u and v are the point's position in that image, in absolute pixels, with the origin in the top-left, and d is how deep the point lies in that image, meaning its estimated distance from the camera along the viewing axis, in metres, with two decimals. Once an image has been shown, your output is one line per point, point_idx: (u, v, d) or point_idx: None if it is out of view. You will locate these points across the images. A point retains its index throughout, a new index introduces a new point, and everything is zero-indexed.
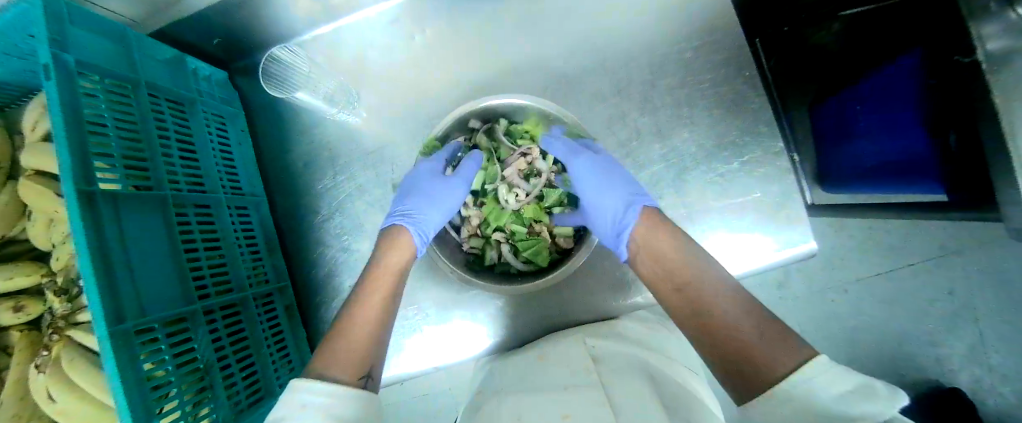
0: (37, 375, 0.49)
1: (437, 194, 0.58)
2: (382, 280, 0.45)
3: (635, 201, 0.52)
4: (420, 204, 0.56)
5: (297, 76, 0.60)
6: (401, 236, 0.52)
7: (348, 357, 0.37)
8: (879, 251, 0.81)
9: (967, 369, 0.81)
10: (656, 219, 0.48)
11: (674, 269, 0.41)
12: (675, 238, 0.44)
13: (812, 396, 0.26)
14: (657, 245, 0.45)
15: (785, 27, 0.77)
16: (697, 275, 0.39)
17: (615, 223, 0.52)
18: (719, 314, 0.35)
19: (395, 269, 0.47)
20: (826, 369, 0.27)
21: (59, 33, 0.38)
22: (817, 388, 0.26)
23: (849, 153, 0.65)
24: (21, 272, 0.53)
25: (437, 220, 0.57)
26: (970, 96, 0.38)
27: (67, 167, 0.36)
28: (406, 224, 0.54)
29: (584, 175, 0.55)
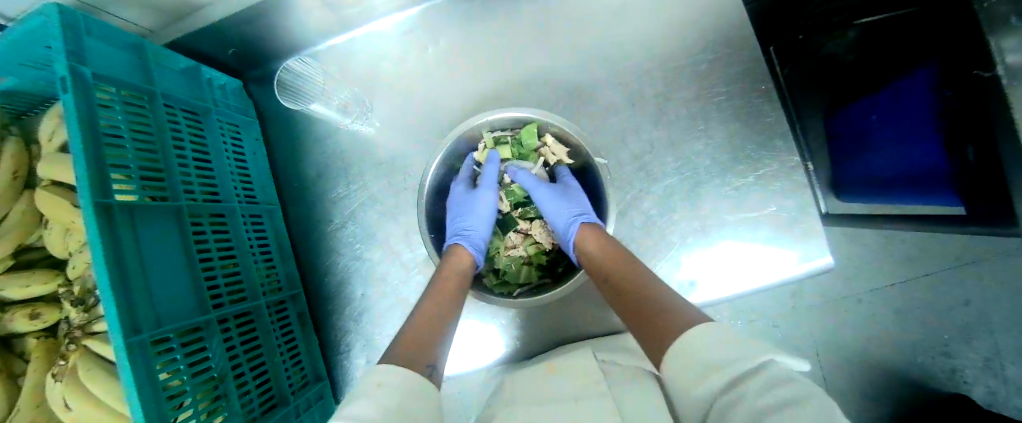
0: (54, 384, 0.49)
1: (470, 207, 0.60)
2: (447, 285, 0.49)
3: (577, 216, 0.54)
4: (464, 222, 0.58)
5: (315, 89, 0.62)
6: (457, 250, 0.54)
7: (415, 349, 0.39)
8: (892, 262, 0.80)
9: (980, 382, 0.80)
10: (601, 236, 0.50)
11: (606, 269, 0.46)
12: (599, 238, 0.50)
13: (706, 351, 0.29)
14: (595, 259, 0.48)
15: (800, 34, 0.76)
16: (621, 269, 0.44)
17: (563, 235, 0.56)
18: (634, 293, 0.40)
19: (454, 274, 0.51)
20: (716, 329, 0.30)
21: (74, 45, 0.38)
22: (708, 344, 0.29)
23: (867, 164, 0.64)
24: (37, 281, 0.53)
25: (486, 230, 0.59)
26: (988, 109, 0.38)
27: (84, 179, 0.36)
28: (462, 241, 0.57)
29: (544, 197, 0.57)
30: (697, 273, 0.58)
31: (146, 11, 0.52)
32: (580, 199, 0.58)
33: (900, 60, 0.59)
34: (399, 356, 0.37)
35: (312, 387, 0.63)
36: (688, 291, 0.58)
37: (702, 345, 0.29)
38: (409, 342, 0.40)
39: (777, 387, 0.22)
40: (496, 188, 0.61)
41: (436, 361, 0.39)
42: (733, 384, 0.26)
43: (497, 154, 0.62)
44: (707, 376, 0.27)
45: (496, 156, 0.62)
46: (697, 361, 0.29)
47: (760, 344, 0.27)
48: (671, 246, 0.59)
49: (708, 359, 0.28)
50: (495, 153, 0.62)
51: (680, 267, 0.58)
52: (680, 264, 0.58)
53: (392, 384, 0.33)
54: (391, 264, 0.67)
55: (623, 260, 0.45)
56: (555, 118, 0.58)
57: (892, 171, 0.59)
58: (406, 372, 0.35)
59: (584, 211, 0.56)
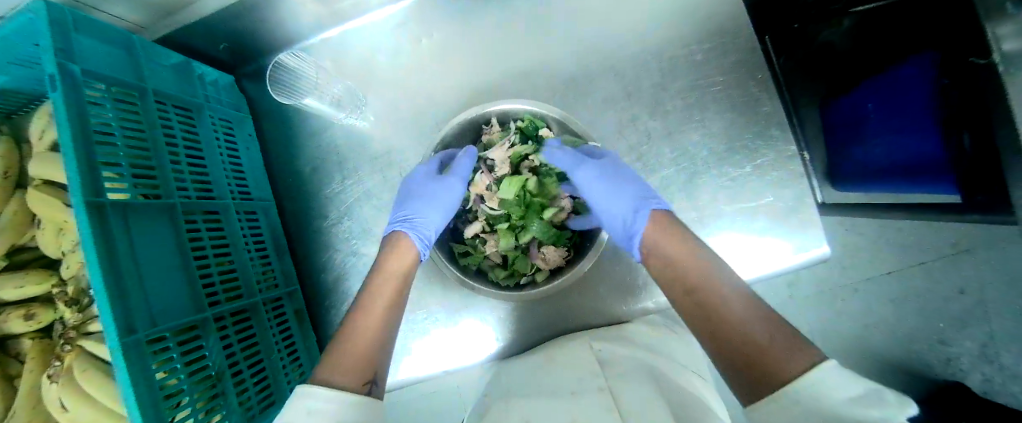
0: (50, 384, 0.49)
1: (428, 195, 0.56)
2: (386, 285, 0.44)
3: (644, 202, 0.49)
4: (418, 209, 0.55)
5: (310, 83, 0.60)
6: (398, 241, 0.51)
7: (355, 361, 0.36)
8: (888, 252, 0.80)
9: (976, 369, 0.80)
10: (673, 225, 0.45)
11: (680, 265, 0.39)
12: (659, 224, 0.46)
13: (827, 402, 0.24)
14: (672, 256, 0.41)
15: (795, 24, 0.76)
16: (701, 268, 0.37)
17: (627, 226, 0.50)
18: (719, 303, 0.34)
19: (397, 273, 0.46)
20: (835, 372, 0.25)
21: (63, 42, 0.38)
22: (832, 395, 0.24)
23: (860, 152, 0.64)
24: (30, 282, 0.53)
25: (438, 222, 0.56)
26: (984, 99, 0.38)
27: (75, 178, 0.35)
28: (405, 229, 0.53)
29: (590, 182, 0.52)
30: None
31: (135, 6, 0.51)
32: (636, 182, 0.53)
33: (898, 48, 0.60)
34: (340, 371, 0.35)
35: None
36: None
37: (823, 395, 0.24)
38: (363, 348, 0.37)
39: None
40: (465, 181, 0.57)
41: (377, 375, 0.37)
42: None
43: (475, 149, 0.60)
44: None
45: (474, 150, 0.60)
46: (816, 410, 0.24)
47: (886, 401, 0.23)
48: None
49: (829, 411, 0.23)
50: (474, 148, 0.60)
51: None
52: None
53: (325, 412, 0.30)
54: None
55: (699, 256, 0.39)
56: (555, 112, 0.58)
57: (884, 159, 0.59)
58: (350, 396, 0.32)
59: (647, 196, 0.51)
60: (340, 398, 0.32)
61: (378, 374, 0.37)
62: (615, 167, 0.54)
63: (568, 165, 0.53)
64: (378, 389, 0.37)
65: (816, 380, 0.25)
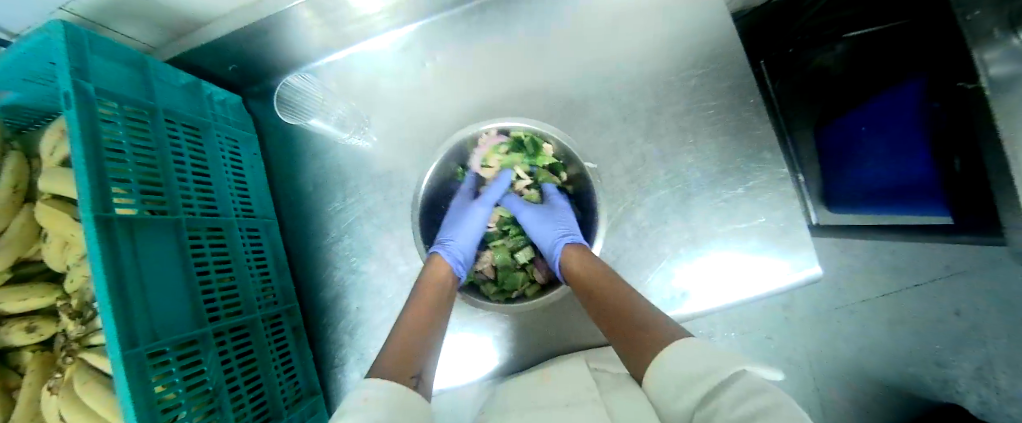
0: (50, 396, 0.49)
1: (461, 221, 0.61)
2: (426, 295, 0.50)
3: (564, 237, 0.57)
4: (451, 233, 0.59)
5: (312, 102, 0.63)
6: (434, 260, 0.54)
7: (396, 363, 0.40)
8: (881, 273, 0.82)
9: (973, 392, 0.80)
10: (583, 256, 0.53)
11: (597, 284, 0.48)
12: (581, 254, 0.53)
13: (684, 366, 0.32)
14: (583, 277, 0.50)
15: (790, 49, 0.79)
16: (608, 284, 0.47)
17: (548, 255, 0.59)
18: (619, 316, 0.43)
19: (434, 285, 0.51)
20: (693, 345, 0.33)
21: (79, 61, 0.39)
22: (686, 358, 0.32)
23: (860, 175, 0.65)
24: (35, 294, 0.54)
25: (468, 245, 0.58)
26: (972, 123, 0.39)
27: (86, 193, 0.36)
28: (439, 249, 0.56)
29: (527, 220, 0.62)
30: (690, 284, 0.58)
31: (147, 27, 0.53)
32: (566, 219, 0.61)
33: (877, 74, 0.62)
34: (385, 370, 0.39)
35: (306, 401, 0.63)
36: (680, 301, 0.58)
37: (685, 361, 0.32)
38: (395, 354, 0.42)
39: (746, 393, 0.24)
40: (490, 206, 0.62)
41: (419, 373, 0.41)
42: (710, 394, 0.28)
43: (507, 175, 0.65)
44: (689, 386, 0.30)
45: (506, 177, 0.65)
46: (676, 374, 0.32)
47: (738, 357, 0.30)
48: (663, 258, 0.59)
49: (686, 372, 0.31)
50: (504, 174, 0.65)
51: (672, 278, 0.59)
52: (673, 275, 0.59)
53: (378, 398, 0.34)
54: (387, 277, 0.67)
55: (608, 276, 0.48)
56: (543, 126, 0.61)
57: (886, 183, 0.60)
58: (391, 386, 0.36)
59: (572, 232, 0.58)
60: (381, 386, 0.35)
61: (421, 374, 0.41)
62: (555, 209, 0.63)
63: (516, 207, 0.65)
64: (421, 387, 0.41)
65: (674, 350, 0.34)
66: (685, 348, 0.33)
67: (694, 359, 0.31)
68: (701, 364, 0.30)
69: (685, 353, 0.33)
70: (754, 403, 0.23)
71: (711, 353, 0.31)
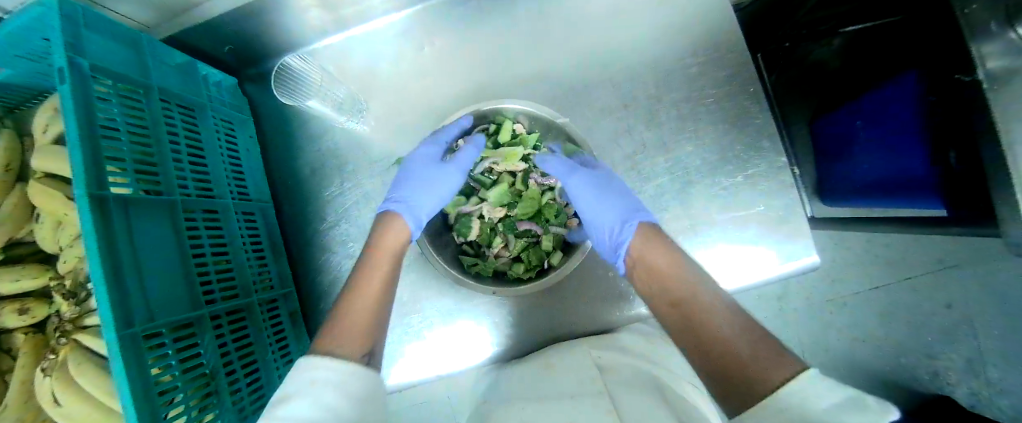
0: (43, 378, 0.49)
1: (430, 180, 0.58)
2: (381, 261, 0.45)
3: (632, 217, 0.52)
4: (415, 192, 0.56)
5: (310, 88, 0.62)
6: (394, 220, 0.52)
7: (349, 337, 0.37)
8: (875, 265, 0.83)
9: (963, 384, 0.81)
10: (659, 239, 0.47)
11: (667, 279, 0.40)
12: (656, 239, 0.47)
13: (806, 409, 0.24)
14: (658, 265, 0.43)
15: (785, 43, 0.76)
16: (687, 283, 0.39)
17: (614, 238, 0.53)
18: (706, 320, 0.34)
19: (390, 251, 0.47)
20: (816, 382, 0.25)
21: (73, 37, 0.38)
22: (813, 402, 0.24)
23: (851, 168, 0.66)
24: (27, 276, 0.53)
25: (431, 208, 0.57)
26: (968, 114, 0.40)
27: (79, 171, 0.36)
28: (399, 209, 0.54)
29: (582, 189, 0.55)
30: None
31: (142, 7, 0.52)
32: (627, 196, 0.55)
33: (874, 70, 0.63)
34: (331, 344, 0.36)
35: None
36: None
37: (798, 401, 0.24)
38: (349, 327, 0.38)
39: None
40: (464, 173, 0.60)
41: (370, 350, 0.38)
42: None
43: (483, 140, 0.61)
44: None
45: (481, 141, 0.61)
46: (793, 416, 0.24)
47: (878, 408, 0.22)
48: None
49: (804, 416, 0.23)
50: (480, 138, 0.61)
51: None
52: None
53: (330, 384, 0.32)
54: None
55: (690, 271, 0.40)
56: (540, 108, 0.60)
57: (875, 176, 0.60)
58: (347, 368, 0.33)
59: (637, 211, 0.53)
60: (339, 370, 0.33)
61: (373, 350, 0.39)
62: (610, 181, 0.57)
63: (560, 172, 0.57)
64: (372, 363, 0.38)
65: (793, 389, 0.25)
66: (806, 385, 0.25)
67: (815, 403, 0.24)
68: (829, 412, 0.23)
69: (805, 393, 0.25)
70: None
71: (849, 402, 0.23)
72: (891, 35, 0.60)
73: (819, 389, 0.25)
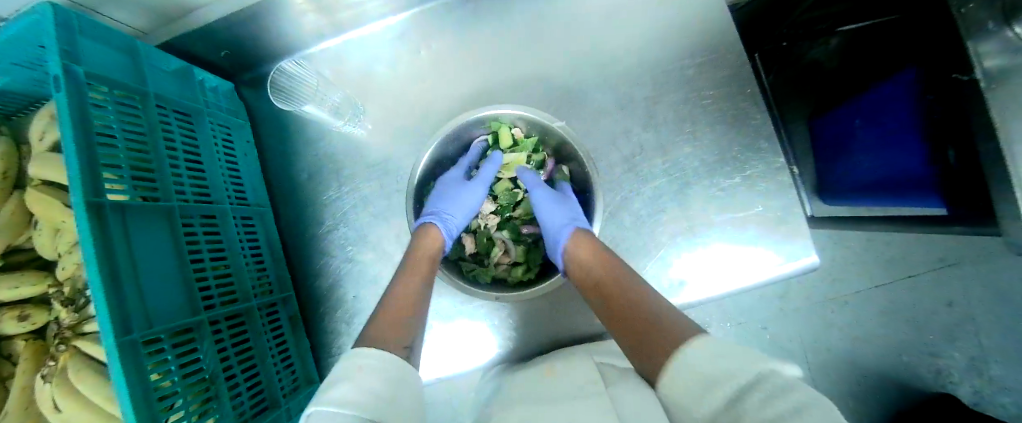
0: (43, 384, 0.49)
1: (459, 196, 0.61)
2: (421, 264, 0.49)
3: (571, 223, 0.56)
4: (445, 205, 0.59)
5: (307, 90, 0.61)
6: (430, 231, 0.54)
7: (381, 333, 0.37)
8: (876, 264, 0.82)
9: (966, 382, 0.81)
10: (592, 243, 0.51)
11: (596, 277, 0.47)
12: (590, 242, 0.51)
13: (696, 366, 0.28)
14: (586, 264, 0.49)
15: (783, 42, 0.75)
16: (607, 274, 0.46)
17: (553, 239, 0.57)
18: (625, 307, 0.40)
19: (426, 256, 0.50)
20: (708, 345, 0.29)
21: (68, 44, 0.38)
22: (701, 360, 0.28)
23: (850, 167, 0.65)
24: (26, 283, 0.53)
25: (463, 221, 0.60)
26: (966, 112, 0.40)
27: (76, 179, 0.36)
28: (435, 220, 0.56)
29: (540, 198, 0.59)
30: (686, 273, 0.59)
31: (137, 13, 0.52)
32: (575, 209, 0.60)
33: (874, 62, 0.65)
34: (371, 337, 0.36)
35: (303, 390, 0.64)
36: (678, 290, 0.59)
37: (695, 364, 0.28)
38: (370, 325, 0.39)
39: (785, 395, 0.21)
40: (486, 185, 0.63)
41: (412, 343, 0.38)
42: (738, 399, 0.24)
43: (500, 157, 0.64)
44: (712, 388, 0.25)
45: (499, 156, 0.64)
46: (693, 377, 0.28)
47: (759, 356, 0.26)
48: (662, 246, 0.60)
49: (702, 374, 0.27)
50: (498, 154, 0.64)
51: (670, 267, 0.59)
52: (672, 264, 0.59)
53: (375, 368, 0.31)
54: (384, 266, 0.67)
55: (611, 266, 0.46)
56: (535, 112, 0.60)
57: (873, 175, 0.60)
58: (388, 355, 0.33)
59: (578, 220, 0.57)
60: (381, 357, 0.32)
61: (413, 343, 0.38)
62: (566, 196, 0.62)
63: (528, 183, 0.63)
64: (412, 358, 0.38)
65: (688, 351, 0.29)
66: (699, 349, 0.29)
67: (708, 363, 0.27)
68: (720, 363, 0.27)
69: (697, 355, 0.29)
70: (786, 403, 0.20)
71: (737, 354, 0.27)
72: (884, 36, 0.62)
73: (713, 346, 0.29)
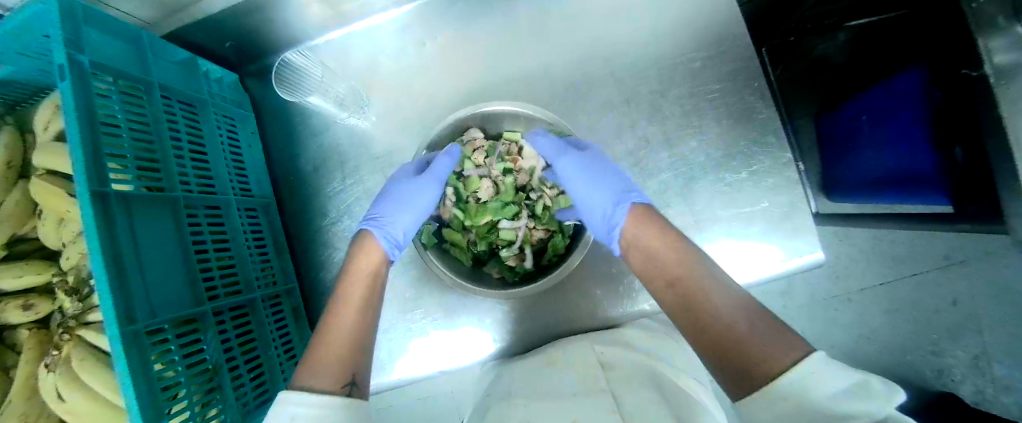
0: (47, 374, 0.49)
1: (404, 197, 0.58)
2: (356, 285, 0.47)
3: (624, 197, 0.52)
4: (388, 209, 0.57)
5: (313, 81, 0.61)
6: (364, 239, 0.53)
7: (328, 364, 0.38)
8: (880, 262, 0.82)
9: (969, 381, 0.81)
10: (652, 219, 0.47)
11: (664, 265, 0.41)
12: (660, 228, 0.45)
13: (815, 398, 0.26)
14: (649, 249, 0.44)
15: (791, 37, 0.78)
16: (682, 265, 0.39)
17: (608, 220, 0.53)
18: (699, 304, 0.36)
19: (365, 273, 0.49)
20: (819, 367, 0.27)
21: (73, 33, 0.38)
22: (818, 390, 0.26)
23: (854, 162, 0.65)
24: (31, 271, 0.53)
25: (408, 223, 0.57)
26: (975, 108, 0.39)
27: (80, 167, 0.35)
28: (372, 227, 0.55)
29: (573, 173, 0.56)
30: None
31: (143, 4, 0.51)
32: (621, 178, 0.56)
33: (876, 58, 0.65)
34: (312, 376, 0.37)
35: None
36: None
37: (808, 391, 0.26)
38: (341, 344, 0.40)
39: None
40: (440, 182, 0.59)
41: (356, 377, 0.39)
42: None
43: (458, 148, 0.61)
44: None
45: (457, 149, 0.61)
46: (805, 408, 0.26)
47: (871, 387, 0.25)
48: None
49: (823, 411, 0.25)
50: (456, 147, 0.61)
51: None
52: None
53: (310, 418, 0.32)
54: None
55: (680, 252, 0.41)
56: (550, 116, 0.60)
57: (878, 170, 0.60)
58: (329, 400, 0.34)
59: (629, 191, 0.54)
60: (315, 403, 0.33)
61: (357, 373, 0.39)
62: (600, 162, 0.57)
63: (552, 155, 0.58)
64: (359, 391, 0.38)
65: (802, 375, 0.27)
66: (812, 373, 0.27)
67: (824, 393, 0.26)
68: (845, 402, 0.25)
69: (812, 381, 0.26)
70: None
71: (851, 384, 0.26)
72: (888, 32, 0.62)
73: (827, 371, 0.26)
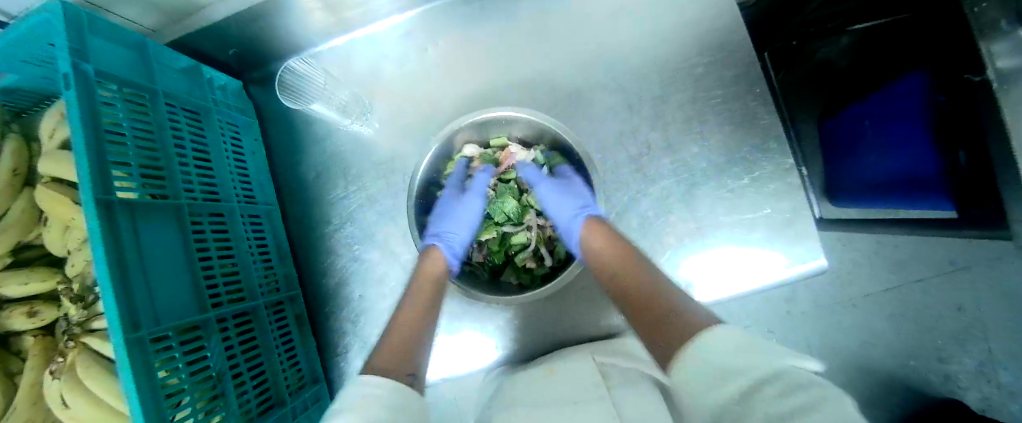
0: (51, 381, 0.49)
1: (455, 213, 0.61)
2: (421, 289, 0.51)
3: (582, 209, 0.57)
4: (445, 225, 0.60)
5: (315, 88, 0.62)
6: (431, 252, 0.56)
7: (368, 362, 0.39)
8: (883, 267, 0.82)
9: (974, 387, 0.80)
10: (604, 231, 0.53)
11: (614, 266, 0.48)
12: (610, 238, 0.51)
13: (720, 355, 0.28)
14: (600, 256, 0.51)
15: (792, 41, 0.77)
16: (619, 265, 0.47)
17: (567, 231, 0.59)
18: (640, 299, 0.42)
19: (430, 280, 0.52)
20: (722, 334, 0.30)
21: (78, 42, 0.38)
22: (723, 348, 0.29)
23: (858, 169, 0.65)
24: (36, 278, 0.53)
25: (467, 236, 0.60)
26: (978, 114, 0.39)
27: (86, 176, 0.36)
28: (438, 243, 0.58)
29: (544, 192, 0.61)
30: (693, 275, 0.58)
31: (148, 12, 0.52)
32: (582, 192, 0.60)
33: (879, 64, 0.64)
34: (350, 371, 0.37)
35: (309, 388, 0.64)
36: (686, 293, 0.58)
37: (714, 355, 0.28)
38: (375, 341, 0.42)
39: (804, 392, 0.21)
40: (484, 196, 0.63)
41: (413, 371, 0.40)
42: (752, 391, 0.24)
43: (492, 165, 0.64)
44: (727, 382, 0.26)
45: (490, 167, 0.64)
46: (713, 367, 0.28)
47: (777, 351, 0.27)
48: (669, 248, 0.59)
49: (723, 365, 0.27)
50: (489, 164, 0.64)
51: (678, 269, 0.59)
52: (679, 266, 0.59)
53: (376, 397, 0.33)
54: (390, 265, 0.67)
55: (625, 254, 0.48)
56: (553, 122, 0.60)
57: (881, 176, 0.60)
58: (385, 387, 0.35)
59: (588, 204, 0.58)
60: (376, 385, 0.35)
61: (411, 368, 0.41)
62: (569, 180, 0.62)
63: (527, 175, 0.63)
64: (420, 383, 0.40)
65: (710, 340, 0.30)
66: (717, 337, 0.30)
67: (727, 352, 0.28)
68: (742, 356, 0.27)
69: (716, 345, 0.29)
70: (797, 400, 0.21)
71: (748, 343, 0.28)
72: (889, 36, 0.61)
73: (731, 337, 0.29)
